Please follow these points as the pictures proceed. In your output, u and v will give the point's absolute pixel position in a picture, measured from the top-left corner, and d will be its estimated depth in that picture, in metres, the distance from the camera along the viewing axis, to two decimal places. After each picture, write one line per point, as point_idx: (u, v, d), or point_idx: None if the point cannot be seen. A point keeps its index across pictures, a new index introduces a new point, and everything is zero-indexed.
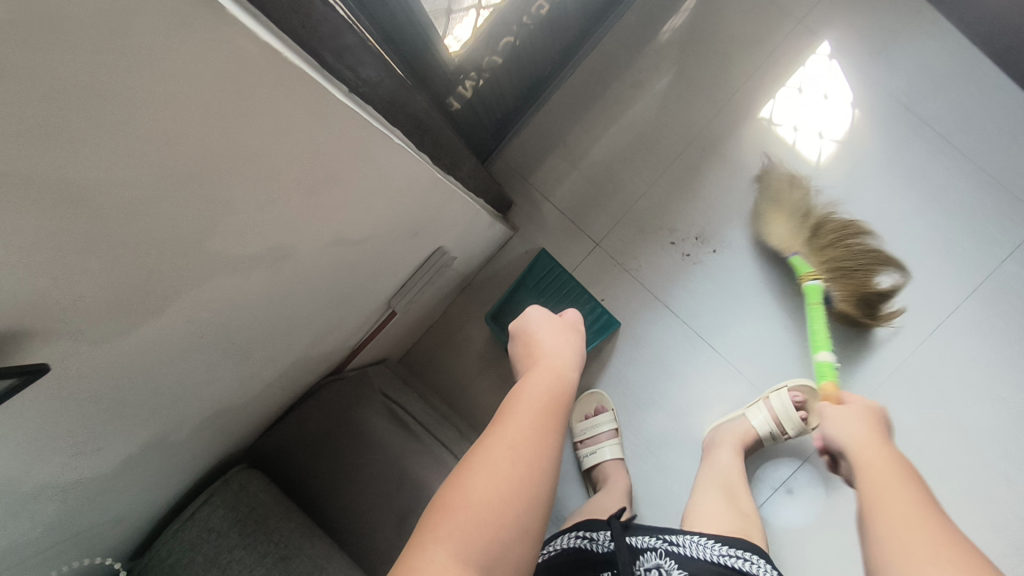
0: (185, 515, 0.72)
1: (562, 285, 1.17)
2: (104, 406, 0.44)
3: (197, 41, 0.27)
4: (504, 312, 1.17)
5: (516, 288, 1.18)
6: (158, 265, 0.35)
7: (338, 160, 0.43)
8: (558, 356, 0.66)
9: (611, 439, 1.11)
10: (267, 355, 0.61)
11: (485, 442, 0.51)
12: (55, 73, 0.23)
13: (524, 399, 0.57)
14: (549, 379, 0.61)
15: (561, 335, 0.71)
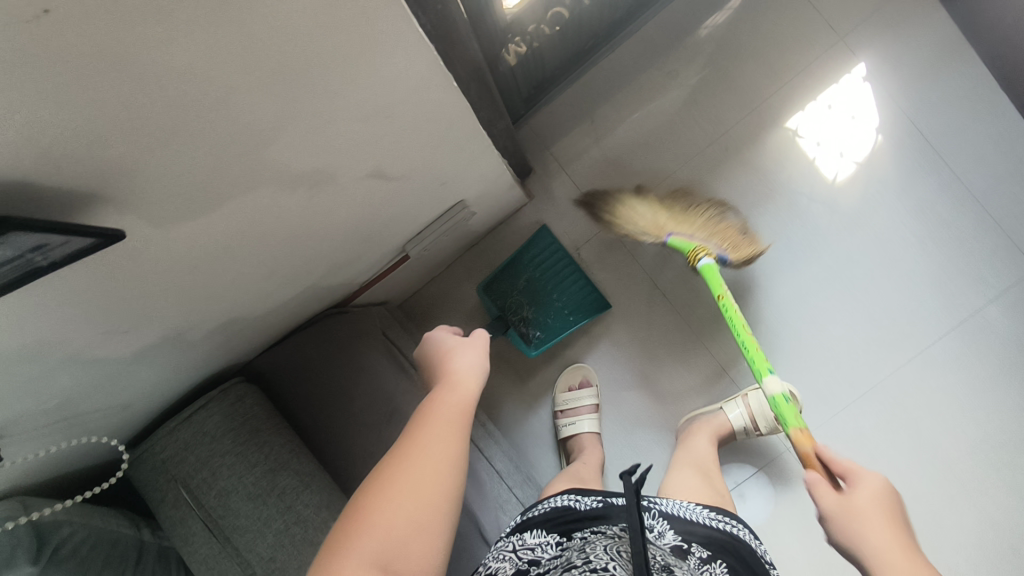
0: (181, 417, 0.74)
1: (558, 262, 1.19)
2: (143, 293, 0.46)
3: None
4: (496, 283, 1.19)
5: (512, 260, 1.19)
6: (223, 162, 0.37)
7: (396, 94, 0.45)
8: (470, 360, 0.64)
9: (590, 413, 1.15)
10: (288, 274, 0.63)
11: (394, 462, 0.50)
12: None
13: (435, 411, 0.56)
14: (459, 388, 0.59)
15: (473, 337, 0.68)
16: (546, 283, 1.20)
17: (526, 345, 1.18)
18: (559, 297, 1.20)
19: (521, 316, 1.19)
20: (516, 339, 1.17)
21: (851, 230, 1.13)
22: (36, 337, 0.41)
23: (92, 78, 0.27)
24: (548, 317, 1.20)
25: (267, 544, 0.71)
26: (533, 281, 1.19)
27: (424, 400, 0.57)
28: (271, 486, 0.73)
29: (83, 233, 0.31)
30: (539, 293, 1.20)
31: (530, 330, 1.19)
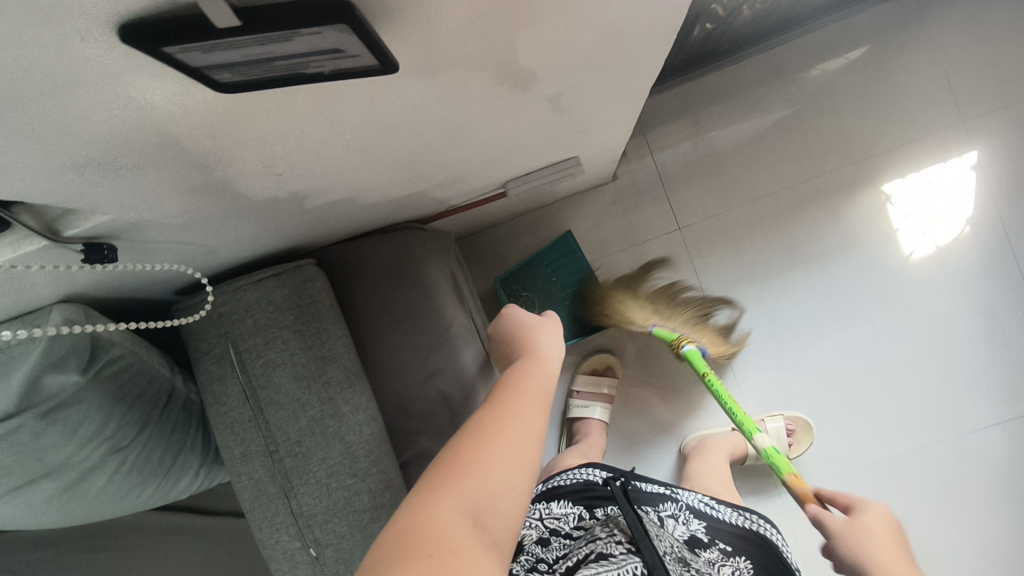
0: (251, 278, 0.72)
1: (576, 269, 1.18)
2: (314, 144, 0.44)
3: None
4: (512, 279, 1.20)
5: (530, 261, 1.19)
6: (472, 32, 0.35)
7: (628, 20, 0.43)
8: (554, 346, 0.64)
9: (605, 402, 1.15)
10: (415, 171, 0.62)
11: (492, 418, 0.50)
12: None
13: (528, 376, 0.57)
14: (546, 369, 0.59)
15: (553, 325, 0.68)
16: (560, 286, 1.19)
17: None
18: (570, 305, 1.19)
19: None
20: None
21: (908, 308, 1.15)
22: (214, 151, 0.39)
23: None
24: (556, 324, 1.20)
25: (298, 427, 0.71)
26: (549, 282, 1.19)
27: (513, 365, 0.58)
28: (319, 373, 0.72)
29: (374, 47, 0.28)
30: (551, 297, 1.19)
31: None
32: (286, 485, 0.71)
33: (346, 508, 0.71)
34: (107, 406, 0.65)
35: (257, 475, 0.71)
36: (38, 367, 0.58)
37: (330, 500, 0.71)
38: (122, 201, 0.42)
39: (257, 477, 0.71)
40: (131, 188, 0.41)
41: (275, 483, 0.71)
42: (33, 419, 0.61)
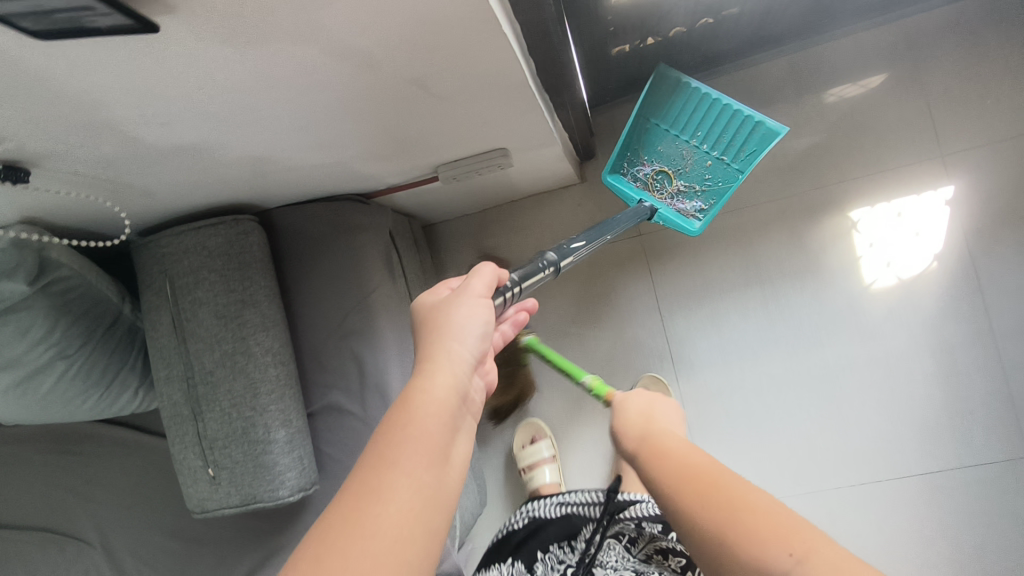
0: (191, 224, 0.82)
1: (692, 105, 0.98)
2: (181, 99, 0.52)
3: None
4: (620, 162, 1.06)
5: (636, 125, 1.03)
6: (270, 13, 0.42)
7: (448, 15, 0.48)
8: (461, 340, 0.52)
9: (551, 462, 1.16)
10: (317, 139, 0.69)
11: (349, 523, 0.40)
12: None
13: (409, 425, 0.45)
14: (437, 391, 0.48)
15: (466, 300, 0.54)
16: (679, 131, 1.02)
17: (686, 225, 1.03)
18: (709, 141, 1.00)
19: (672, 190, 1.04)
20: (669, 218, 1.03)
21: (862, 341, 1.12)
22: (81, 91, 0.47)
23: None
24: (704, 169, 1.02)
25: (212, 359, 0.80)
26: (663, 137, 1.03)
27: (398, 405, 0.47)
28: (236, 314, 0.81)
29: (127, 14, 0.37)
30: (683, 131, 1.01)
31: (689, 205, 1.03)
32: (196, 409, 0.81)
33: (243, 437, 0.80)
34: (51, 316, 0.77)
35: (175, 397, 0.82)
36: None
37: (229, 429, 0.80)
38: (23, 131, 0.51)
39: (175, 399, 0.82)
40: (27, 121, 0.50)
41: (187, 406, 0.81)
42: None
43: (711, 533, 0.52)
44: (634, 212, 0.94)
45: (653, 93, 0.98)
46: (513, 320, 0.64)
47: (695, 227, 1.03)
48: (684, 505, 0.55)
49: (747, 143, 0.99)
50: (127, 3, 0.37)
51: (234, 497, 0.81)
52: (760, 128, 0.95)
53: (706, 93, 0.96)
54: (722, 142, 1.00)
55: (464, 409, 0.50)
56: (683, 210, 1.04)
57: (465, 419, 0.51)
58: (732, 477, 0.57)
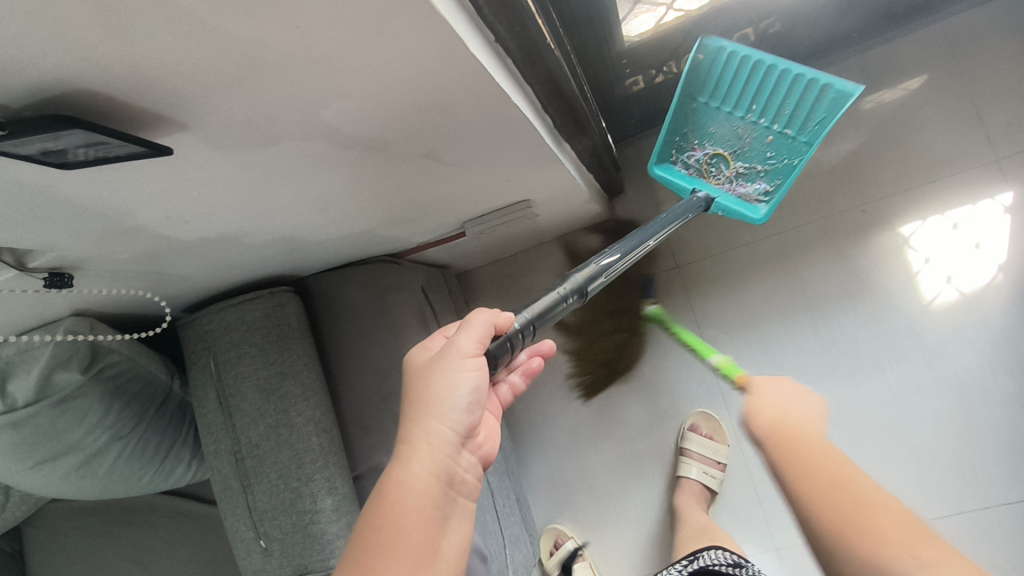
0: (232, 301, 0.85)
1: (741, 73, 0.82)
2: (204, 199, 0.54)
3: None
4: (668, 149, 0.94)
5: (682, 108, 0.89)
6: (276, 115, 0.43)
7: (451, 95, 0.48)
8: (440, 416, 0.50)
9: (581, 563, 1.15)
10: (341, 214, 0.70)
11: None
12: None
13: (393, 522, 0.46)
14: (413, 482, 0.48)
15: (447, 365, 0.51)
16: (731, 106, 0.86)
17: (749, 211, 0.91)
18: (767, 115, 0.86)
19: (731, 172, 0.92)
20: (730, 207, 0.92)
21: (927, 362, 1.05)
22: (110, 205, 0.49)
23: (172, 36, 0.32)
24: (765, 145, 0.88)
25: (257, 432, 0.82)
26: (712, 115, 0.88)
27: (381, 498, 0.48)
28: (277, 386, 0.83)
29: (136, 142, 0.39)
30: (736, 104, 0.86)
31: (751, 188, 0.91)
32: (245, 481, 0.82)
33: (290, 508, 0.80)
34: (106, 401, 0.80)
35: (225, 470, 0.83)
36: (48, 365, 0.73)
37: (278, 500, 0.81)
38: (60, 243, 0.54)
39: (225, 472, 0.84)
40: (63, 235, 0.53)
41: (236, 479, 0.83)
42: (47, 408, 0.75)
43: (833, 540, 0.54)
44: (685, 205, 0.84)
45: (694, 72, 0.83)
46: (524, 368, 0.62)
47: (761, 213, 0.91)
48: (800, 503, 0.57)
49: (815, 110, 0.83)
50: (136, 130, 0.39)
51: (287, 568, 0.80)
52: (828, 93, 0.80)
53: (758, 60, 0.80)
54: (784, 114, 0.85)
55: (451, 493, 0.51)
56: (745, 194, 0.92)
57: (452, 505, 0.51)
58: (838, 458, 0.59)
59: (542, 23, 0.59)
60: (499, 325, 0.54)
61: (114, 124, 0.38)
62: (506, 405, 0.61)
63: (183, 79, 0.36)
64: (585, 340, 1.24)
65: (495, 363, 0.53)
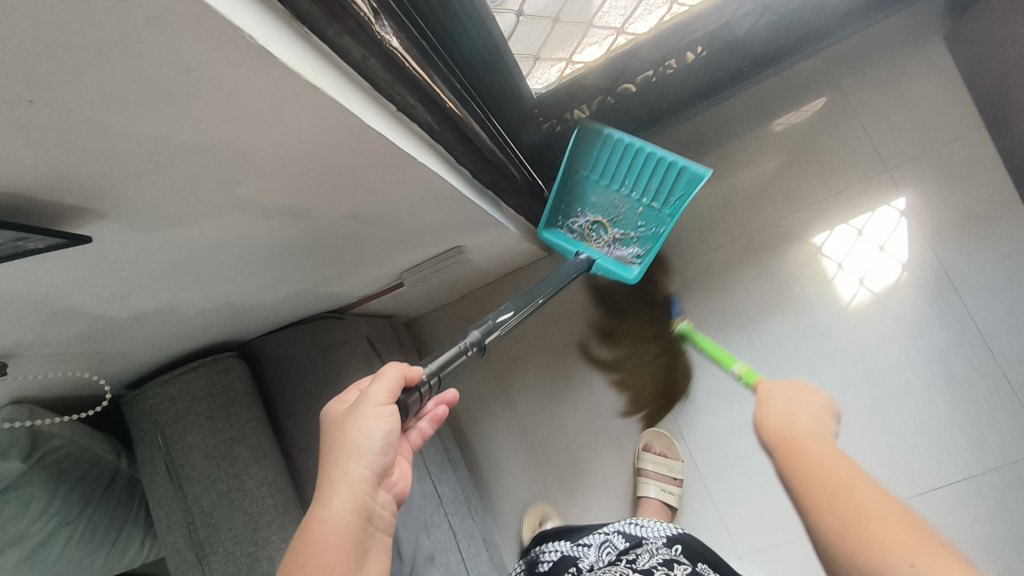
0: (175, 372, 0.86)
1: (616, 154, 0.98)
2: (133, 278, 0.56)
3: (264, 76, 0.37)
4: (556, 216, 1.06)
5: (569, 180, 1.03)
6: (191, 196, 0.47)
7: (358, 162, 0.53)
8: (359, 460, 0.53)
9: None
10: (275, 277, 0.73)
11: None
12: (138, 72, 0.33)
13: (311, 562, 0.49)
14: (334, 521, 0.51)
15: (364, 413, 0.54)
16: (610, 181, 1.01)
17: (624, 271, 1.02)
18: (638, 190, 1.00)
19: (609, 238, 1.03)
20: (608, 266, 1.02)
21: (853, 360, 1.12)
22: (37, 293, 0.52)
23: (80, 139, 0.36)
24: (636, 216, 1.02)
25: (210, 500, 0.82)
26: (594, 186, 1.02)
27: (301, 539, 0.51)
28: (227, 452, 0.83)
29: (53, 235, 0.41)
30: (611, 180, 1.01)
31: (627, 251, 1.03)
32: (200, 553, 0.81)
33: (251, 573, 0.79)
34: (52, 485, 0.79)
35: (179, 544, 0.82)
36: None
37: (236, 567, 0.80)
38: None
39: (178, 546, 0.82)
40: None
41: (192, 551, 0.81)
42: None
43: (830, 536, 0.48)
44: (572, 267, 0.95)
45: (582, 145, 0.98)
46: (432, 414, 0.64)
47: (633, 273, 1.02)
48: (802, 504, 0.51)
49: (675, 188, 0.99)
50: (55, 222, 0.42)
51: None
52: (683, 173, 0.96)
53: (629, 142, 0.96)
54: (651, 189, 1.00)
55: (370, 527, 0.53)
56: (622, 257, 1.04)
57: (371, 537, 0.53)
58: (847, 465, 0.51)
59: (444, 89, 0.64)
60: (409, 377, 0.57)
61: (33, 220, 0.41)
62: (417, 447, 0.63)
63: (96, 174, 0.39)
64: (538, 373, 1.28)
65: (406, 411, 0.57)
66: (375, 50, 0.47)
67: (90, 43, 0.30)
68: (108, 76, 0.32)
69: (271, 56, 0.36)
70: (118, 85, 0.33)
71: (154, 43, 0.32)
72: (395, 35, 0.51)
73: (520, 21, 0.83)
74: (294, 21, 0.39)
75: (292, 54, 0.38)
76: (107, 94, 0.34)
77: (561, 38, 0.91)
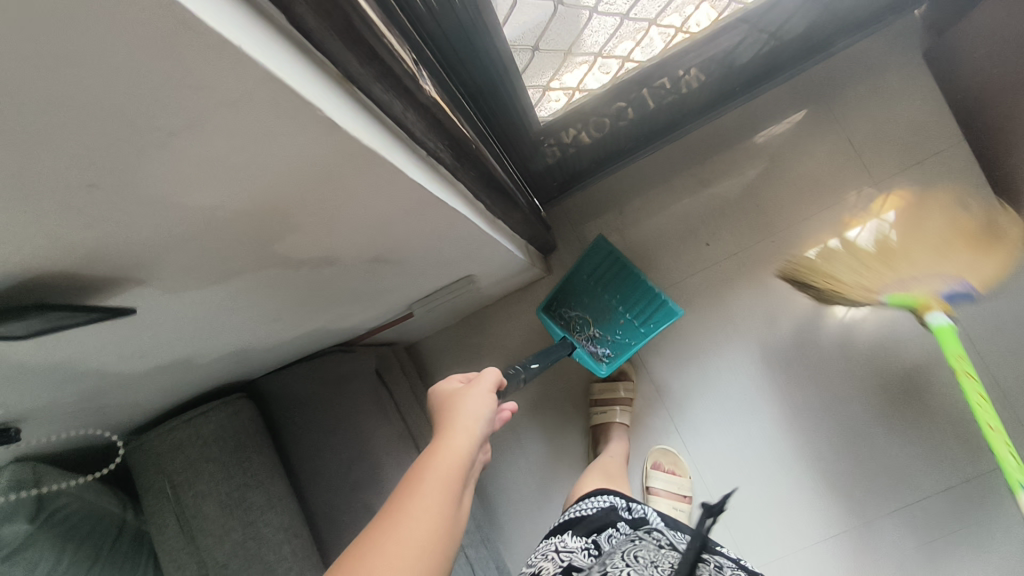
0: (184, 418, 0.82)
1: (614, 274, 1.15)
2: (155, 335, 0.54)
3: (322, 144, 0.36)
4: (554, 304, 1.17)
5: (570, 278, 1.17)
6: (227, 257, 0.45)
7: (392, 212, 0.52)
8: (471, 420, 0.59)
9: None
10: (290, 320, 0.71)
11: (383, 531, 0.45)
12: (199, 152, 0.31)
13: (432, 470, 0.52)
14: (454, 447, 0.55)
15: (475, 390, 0.64)
16: (605, 293, 1.16)
17: (595, 366, 1.11)
18: (625, 306, 1.14)
19: (587, 334, 1.15)
20: (584, 356, 1.11)
21: (851, 370, 1.15)
22: (56, 360, 0.49)
23: (130, 216, 0.34)
24: (619, 328, 1.15)
25: (224, 550, 0.78)
26: (589, 290, 1.17)
27: (423, 454, 0.54)
28: (241, 500, 0.81)
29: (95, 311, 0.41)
30: (600, 290, 1.17)
31: (599, 348, 1.14)
32: None
33: None
34: (57, 548, 0.75)
35: None
36: None
37: None
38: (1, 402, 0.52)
39: None
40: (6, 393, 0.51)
41: None
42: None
43: None
44: (558, 345, 1.03)
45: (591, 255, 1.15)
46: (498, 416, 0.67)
47: (604, 369, 1.11)
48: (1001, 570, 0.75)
49: (654, 315, 1.13)
50: (91, 295, 0.40)
51: None
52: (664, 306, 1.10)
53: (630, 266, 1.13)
54: (636, 309, 1.14)
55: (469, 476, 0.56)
56: (593, 353, 1.14)
57: (469, 486, 0.56)
58: None
59: (466, 128, 0.64)
60: (501, 382, 0.69)
61: (69, 295, 0.39)
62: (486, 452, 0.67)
63: (138, 247, 0.38)
64: (541, 394, 1.28)
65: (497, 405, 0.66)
66: (412, 100, 0.46)
67: (157, 127, 0.28)
68: (166, 157, 0.31)
69: (335, 125, 0.35)
70: (177, 164, 0.32)
71: (221, 123, 0.30)
72: (428, 84, 0.51)
73: (535, 58, 0.76)
74: (345, 81, 0.38)
75: (349, 121, 0.37)
76: (165, 173, 0.32)
77: (570, 72, 0.87)
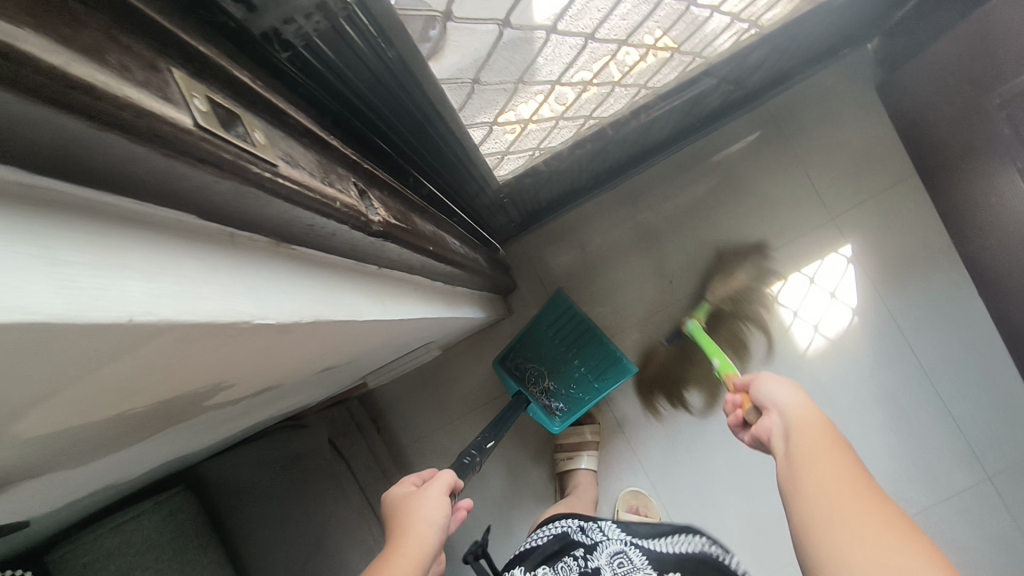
0: (111, 524, 0.73)
1: (573, 326, 1.13)
2: (60, 492, 0.46)
3: (252, 339, 0.29)
4: (510, 356, 1.13)
5: (528, 332, 1.14)
6: (141, 428, 0.38)
7: (341, 343, 0.46)
8: (426, 528, 0.52)
9: None
10: (228, 426, 0.63)
11: None
12: (87, 395, 0.24)
13: None
14: (402, 561, 0.48)
15: (428, 492, 0.57)
16: (565, 346, 1.13)
17: (548, 421, 1.09)
18: (581, 360, 1.13)
19: (542, 387, 1.11)
20: (537, 413, 1.08)
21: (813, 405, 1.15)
22: None
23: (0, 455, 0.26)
24: (573, 381, 1.13)
25: None
26: (548, 340, 1.13)
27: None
28: None
29: None
30: (557, 342, 1.14)
31: (553, 403, 1.11)
32: None
33: None
34: None
35: None
36: None
37: None
38: None
39: None
40: None
41: None
42: None
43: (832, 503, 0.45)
44: (509, 408, 1.02)
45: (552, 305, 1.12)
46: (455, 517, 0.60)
47: (556, 425, 1.09)
48: None
49: (608, 370, 1.12)
50: None
51: None
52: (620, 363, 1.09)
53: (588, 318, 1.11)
54: (592, 363, 1.13)
55: None
56: (546, 407, 1.11)
57: None
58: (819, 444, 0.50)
59: (424, 221, 0.57)
60: (456, 484, 0.61)
61: None
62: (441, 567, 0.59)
63: (17, 464, 0.30)
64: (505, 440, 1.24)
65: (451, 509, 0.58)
66: (363, 236, 0.39)
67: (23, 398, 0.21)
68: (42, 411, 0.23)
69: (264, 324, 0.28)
70: (58, 408, 0.24)
71: (114, 371, 0.23)
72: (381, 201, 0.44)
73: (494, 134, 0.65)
74: (278, 245, 0.31)
75: (284, 308, 0.30)
76: (42, 420, 0.24)
77: (557, 135, 0.79)
